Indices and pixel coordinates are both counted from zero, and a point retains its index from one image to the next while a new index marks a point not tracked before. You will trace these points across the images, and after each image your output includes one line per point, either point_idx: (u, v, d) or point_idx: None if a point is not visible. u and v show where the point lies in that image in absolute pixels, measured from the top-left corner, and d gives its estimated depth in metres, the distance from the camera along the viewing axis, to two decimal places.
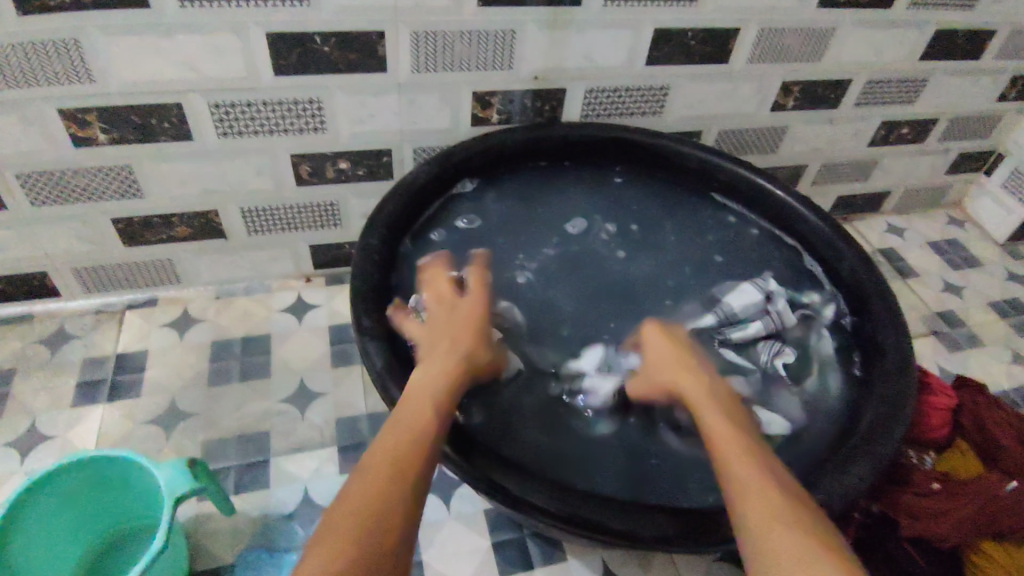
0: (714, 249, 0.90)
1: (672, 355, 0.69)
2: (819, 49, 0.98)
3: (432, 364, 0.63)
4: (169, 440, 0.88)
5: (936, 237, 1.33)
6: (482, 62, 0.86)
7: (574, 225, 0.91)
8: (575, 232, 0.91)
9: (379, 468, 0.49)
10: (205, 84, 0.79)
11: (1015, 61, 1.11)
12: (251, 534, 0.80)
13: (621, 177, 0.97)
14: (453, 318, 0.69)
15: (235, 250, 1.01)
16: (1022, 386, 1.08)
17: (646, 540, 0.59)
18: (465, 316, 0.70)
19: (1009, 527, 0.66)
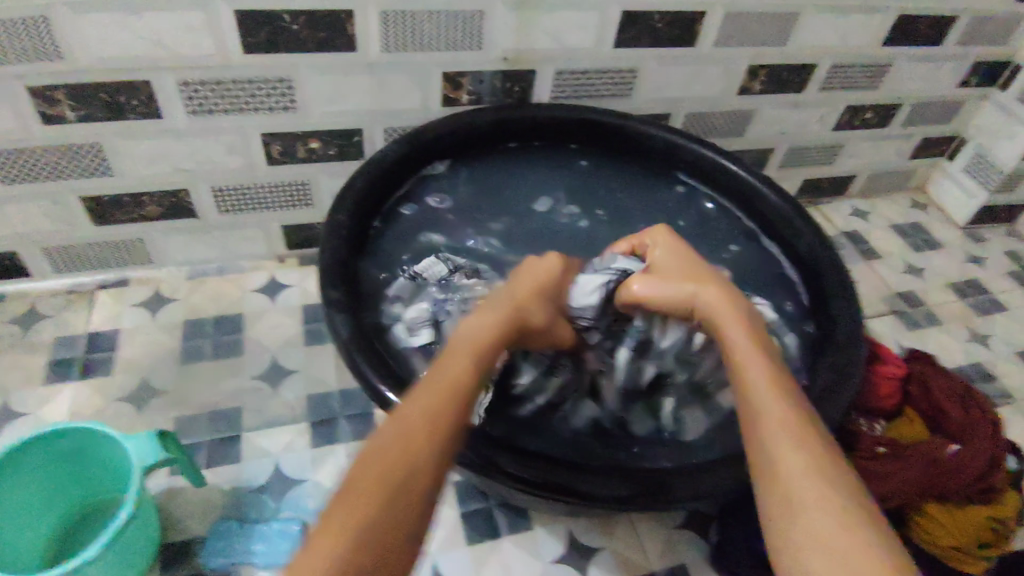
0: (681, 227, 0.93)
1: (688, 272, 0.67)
2: (784, 34, 1.00)
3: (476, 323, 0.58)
4: (141, 417, 0.89)
5: (899, 220, 1.37)
6: (451, 42, 0.87)
7: (538, 205, 0.94)
8: (540, 209, 0.94)
9: (414, 432, 0.45)
10: (174, 61, 0.79)
11: (976, 48, 1.14)
12: (222, 506, 0.81)
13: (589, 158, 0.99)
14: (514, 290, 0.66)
15: (206, 230, 1.01)
16: (976, 362, 1.12)
17: (601, 497, 0.61)
18: (530, 285, 0.67)
19: (951, 489, 0.70)
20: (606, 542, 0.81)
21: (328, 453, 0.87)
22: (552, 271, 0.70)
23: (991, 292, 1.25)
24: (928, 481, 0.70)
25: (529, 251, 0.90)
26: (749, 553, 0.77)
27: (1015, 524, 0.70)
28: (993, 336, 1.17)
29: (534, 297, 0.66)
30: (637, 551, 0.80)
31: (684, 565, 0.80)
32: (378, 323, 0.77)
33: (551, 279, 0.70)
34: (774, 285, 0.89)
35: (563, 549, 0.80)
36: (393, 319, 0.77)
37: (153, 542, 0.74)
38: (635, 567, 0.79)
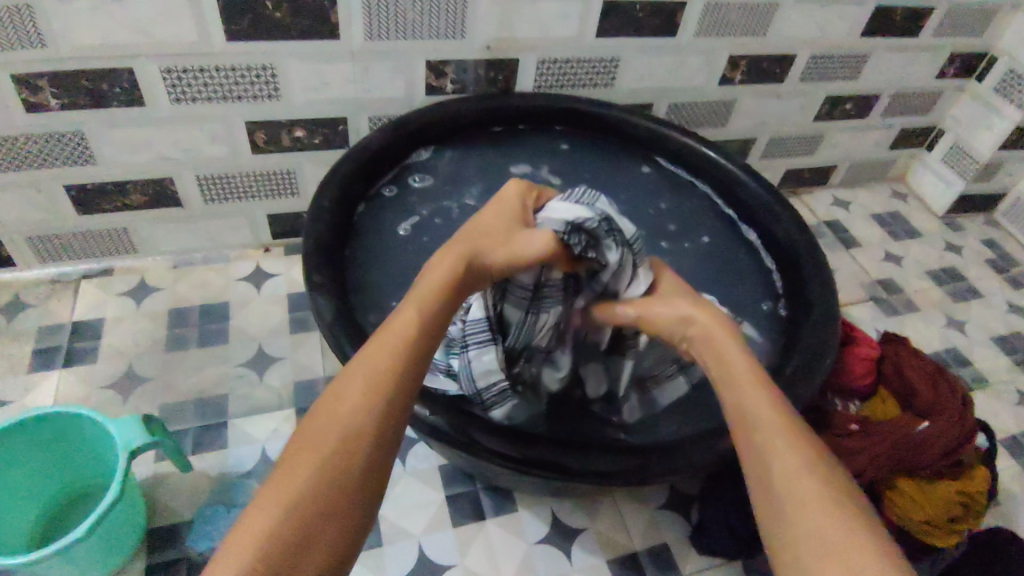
0: (662, 214, 0.94)
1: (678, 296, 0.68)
2: (764, 24, 1.01)
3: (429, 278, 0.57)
4: (126, 404, 0.89)
5: (879, 210, 1.39)
6: (434, 31, 0.87)
7: (518, 166, 0.96)
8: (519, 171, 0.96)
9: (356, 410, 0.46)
10: (157, 48, 0.80)
11: (952, 39, 1.16)
12: (209, 491, 0.81)
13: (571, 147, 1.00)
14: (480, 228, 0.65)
15: (192, 219, 1.01)
16: (952, 347, 1.14)
17: (575, 471, 0.62)
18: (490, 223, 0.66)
19: (922, 464, 0.72)
20: (589, 522, 0.82)
21: None
22: (510, 203, 0.69)
23: (968, 279, 1.27)
24: (899, 457, 0.72)
25: None
26: (728, 531, 0.78)
27: (985, 499, 0.72)
28: (969, 322, 1.19)
29: (493, 230, 0.65)
30: (619, 532, 0.82)
31: (666, 544, 0.81)
32: (362, 307, 0.77)
33: (509, 212, 0.68)
34: (755, 272, 0.90)
35: (547, 530, 0.81)
36: (377, 303, 0.78)
37: (139, 526, 0.75)
38: (617, 547, 0.81)
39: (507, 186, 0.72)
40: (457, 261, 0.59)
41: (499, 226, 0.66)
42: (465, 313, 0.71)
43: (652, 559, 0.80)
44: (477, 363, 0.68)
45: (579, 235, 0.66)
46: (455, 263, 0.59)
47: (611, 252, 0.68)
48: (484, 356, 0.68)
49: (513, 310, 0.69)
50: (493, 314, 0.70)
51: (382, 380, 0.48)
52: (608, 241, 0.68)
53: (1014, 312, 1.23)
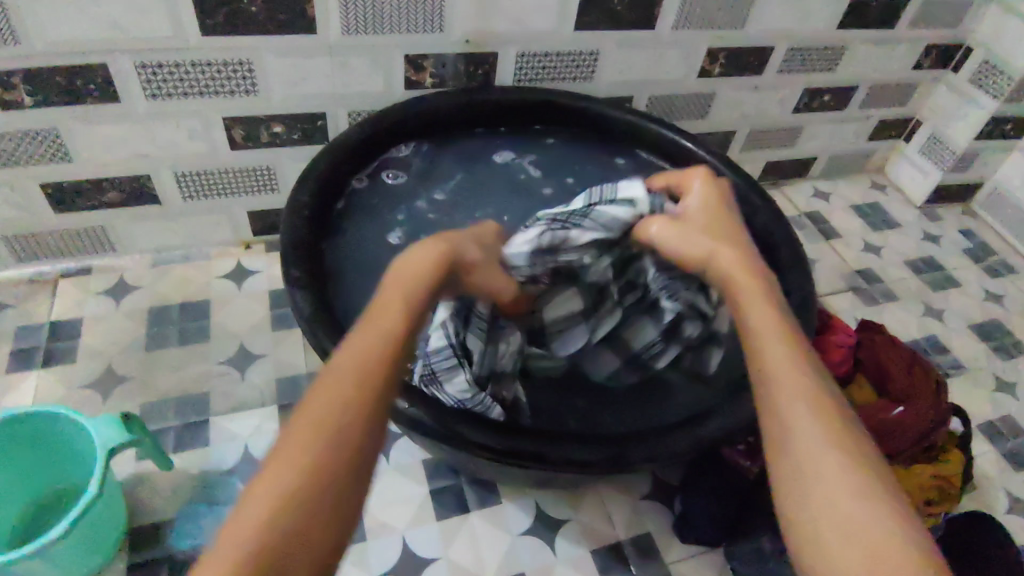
0: None
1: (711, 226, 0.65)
2: (741, 16, 1.02)
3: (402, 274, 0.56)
4: (106, 404, 0.88)
5: (859, 201, 1.41)
6: (412, 25, 0.87)
7: (500, 155, 0.97)
8: (501, 162, 0.96)
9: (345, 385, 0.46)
10: (132, 43, 0.79)
11: (927, 31, 1.18)
12: (191, 489, 0.81)
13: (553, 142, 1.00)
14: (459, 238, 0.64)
15: (171, 216, 1.00)
16: (931, 335, 1.16)
17: (558, 463, 0.62)
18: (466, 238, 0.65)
19: (898, 449, 0.72)
20: (572, 513, 0.83)
21: None
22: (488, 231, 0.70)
23: (946, 269, 1.29)
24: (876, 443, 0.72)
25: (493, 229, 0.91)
26: (711, 520, 0.79)
27: (960, 481, 0.73)
28: (947, 310, 1.21)
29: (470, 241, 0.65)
30: (602, 522, 0.82)
31: (649, 534, 0.82)
32: (342, 302, 0.77)
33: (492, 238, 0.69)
34: None
35: (531, 522, 0.81)
36: (357, 298, 0.78)
37: (119, 525, 0.74)
38: (602, 537, 0.81)
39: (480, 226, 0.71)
40: (435, 255, 0.59)
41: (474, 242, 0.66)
42: (424, 345, 0.67)
43: (635, 549, 0.81)
44: (450, 387, 0.66)
45: (544, 255, 0.72)
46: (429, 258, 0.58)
47: (577, 235, 0.72)
48: (456, 377, 0.66)
49: (473, 343, 0.68)
50: (457, 342, 0.67)
51: (366, 367, 0.47)
52: (570, 237, 0.72)
53: (990, 301, 1.24)
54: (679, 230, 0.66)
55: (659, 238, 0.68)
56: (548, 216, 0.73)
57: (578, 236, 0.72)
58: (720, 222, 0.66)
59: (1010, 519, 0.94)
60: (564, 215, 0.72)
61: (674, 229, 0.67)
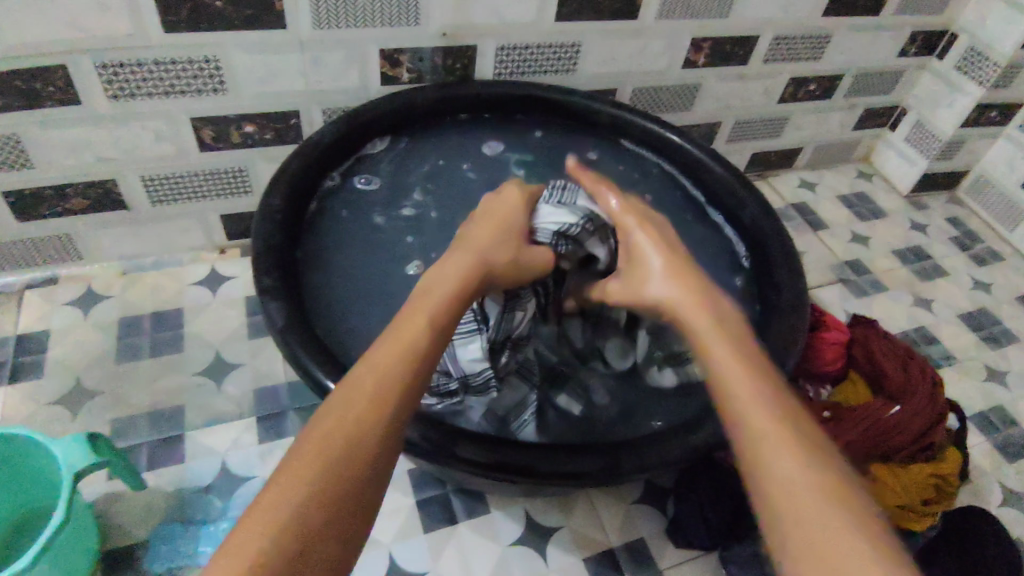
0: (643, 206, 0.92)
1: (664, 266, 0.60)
2: (725, 5, 1.00)
3: (438, 282, 0.55)
4: (75, 420, 0.84)
5: (845, 191, 1.39)
6: (387, 18, 0.84)
7: (490, 147, 0.94)
8: (491, 153, 0.94)
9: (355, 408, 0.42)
10: (90, 42, 0.75)
11: (911, 18, 1.16)
12: (166, 509, 0.78)
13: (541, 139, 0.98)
14: (500, 222, 0.67)
15: (140, 222, 0.96)
16: (920, 325, 1.15)
17: (546, 474, 0.60)
18: (502, 220, 0.67)
19: (895, 449, 0.69)
20: (563, 520, 0.80)
21: (276, 448, 0.84)
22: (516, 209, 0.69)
23: (934, 258, 1.28)
24: (872, 443, 0.69)
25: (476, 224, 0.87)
26: (703, 523, 0.77)
27: (957, 479, 0.70)
28: (935, 299, 1.20)
29: (496, 233, 0.65)
30: (594, 529, 0.80)
31: (641, 539, 0.80)
32: (320, 310, 0.74)
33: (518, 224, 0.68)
34: (726, 250, 0.88)
35: (520, 530, 0.79)
36: (335, 305, 0.75)
37: (91, 552, 0.71)
38: (593, 544, 0.79)
39: (500, 196, 0.71)
40: (469, 266, 0.58)
41: (503, 231, 0.65)
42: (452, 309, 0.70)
43: (629, 555, 0.79)
44: (463, 351, 0.67)
45: (563, 241, 0.71)
46: (464, 265, 0.58)
47: (592, 246, 0.72)
48: (472, 343, 0.67)
49: (489, 306, 0.69)
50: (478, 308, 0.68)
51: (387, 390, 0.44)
52: (589, 243, 0.72)
53: (978, 289, 1.24)
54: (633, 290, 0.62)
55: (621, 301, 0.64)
56: (585, 209, 0.73)
57: (598, 250, 0.72)
58: (669, 264, 0.60)
59: (1003, 511, 0.93)
60: (602, 222, 0.73)
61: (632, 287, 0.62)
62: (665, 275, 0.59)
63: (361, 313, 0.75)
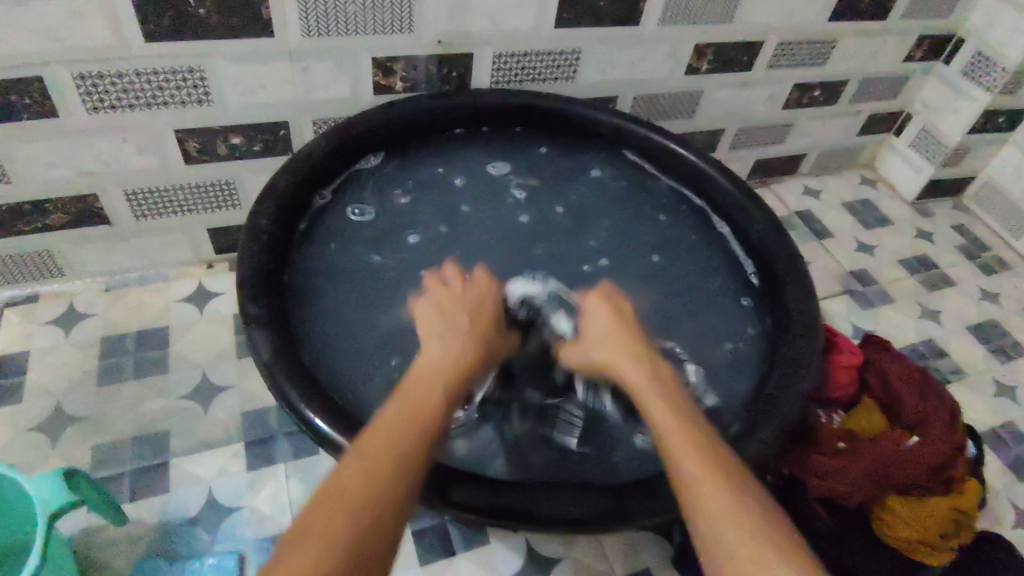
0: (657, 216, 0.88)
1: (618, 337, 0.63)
2: (729, 10, 0.96)
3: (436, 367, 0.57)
4: (55, 447, 0.81)
5: (850, 198, 1.36)
6: (378, 25, 0.80)
7: (495, 167, 0.90)
8: (497, 173, 0.90)
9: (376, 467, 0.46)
10: (67, 54, 0.71)
11: (919, 22, 1.13)
12: (150, 542, 0.74)
13: (546, 147, 0.94)
14: (481, 302, 0.67)
15: (123, 237, 0.93)
16: (929, 338, 1.12)
17: (550, 522, 0.57)
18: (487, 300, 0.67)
19: (912, 483, 0.66)
20: (566, 550, 0.77)
21: (265, 476, 0.80)
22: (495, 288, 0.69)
23: (940, 267, 1.25)
24: (890, 477, 0.66)
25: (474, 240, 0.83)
26: None
27: (976, 512, 0.68)
28: (943, 311, 1.17)
29: (476, 313, 0.65)
30: (598, 559, 0.77)
31: (646, 569, 0.77)
32: (309, 336, 0.71)
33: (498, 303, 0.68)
34: (735, 266, 0.84)
35: (521, 561, 0.76)
36: (325, 330, 0.72)
37: None
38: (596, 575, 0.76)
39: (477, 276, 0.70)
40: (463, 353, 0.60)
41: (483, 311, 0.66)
42: None
43: None
44: None
45: (524, 309, 0.73)
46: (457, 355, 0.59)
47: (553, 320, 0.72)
48: None
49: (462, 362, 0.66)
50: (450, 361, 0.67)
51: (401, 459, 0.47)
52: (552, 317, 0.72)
53: (986, 300, 1.21)
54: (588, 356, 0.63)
55: (574, 365, 0.65)
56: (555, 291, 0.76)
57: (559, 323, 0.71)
58: (619, 336, 0.63)
59: (1015, 532, 0.91)
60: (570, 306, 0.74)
61: (587, 353, 0.63)
62: (619, 348, 0.61)
63: (352, 337, 0.72)
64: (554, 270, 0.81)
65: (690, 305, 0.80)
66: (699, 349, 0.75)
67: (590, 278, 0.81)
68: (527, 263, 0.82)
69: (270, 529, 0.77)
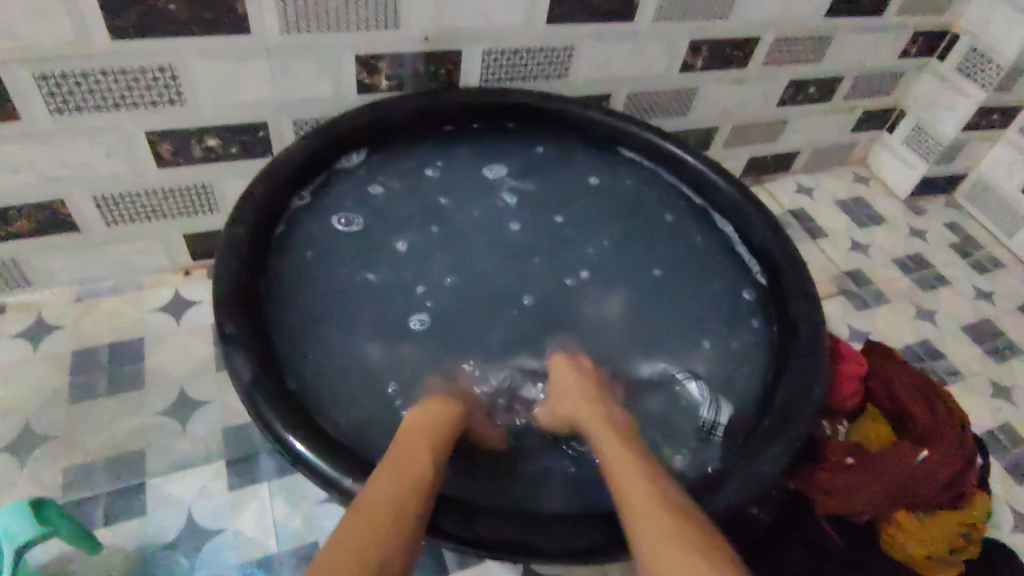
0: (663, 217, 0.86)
1: (588, 392, 0.64)
2: (726, 6, 0.93)
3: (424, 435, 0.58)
4: (23, 470, 0.76)
5: (843, 196, 1.34)
6: (362, 21, 0.76)
7: (491, 171, 0.87)
8: (493, 178, 0.86)
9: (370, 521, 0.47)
10: (26, 52, 0.66)
11: (914, 18, 1.11)
12: (126, 569, 0.70)
13: (542, 147, 0.90)
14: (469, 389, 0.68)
15: (93, 245, 0.88)
16: (925, 339, 1.11)
17: (550, 553, 0.54)
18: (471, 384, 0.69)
19: (922, 498, 0.64)
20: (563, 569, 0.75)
21: (247, 496, 0.77)
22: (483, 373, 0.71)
23: (934, 266, 1.24)
24: (899, 493, 0.64)
25: (465, 247, 0.80)
26: None
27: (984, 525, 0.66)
28: (938, 311, 1.16)
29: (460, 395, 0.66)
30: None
31: None
32: (293, 352, 0.67)
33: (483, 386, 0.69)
34: (734, 271, 0.82)
35: None
36: (308, 345, 0.68)
37: None
38: None
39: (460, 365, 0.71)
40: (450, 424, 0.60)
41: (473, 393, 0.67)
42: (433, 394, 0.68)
43: None
44: None
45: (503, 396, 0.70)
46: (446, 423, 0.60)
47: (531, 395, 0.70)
48: None
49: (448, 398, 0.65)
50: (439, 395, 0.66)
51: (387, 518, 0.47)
52: (523, 390, 0.71)
53: (981, 299, 1.20)
54: (554, 411, 0.65)
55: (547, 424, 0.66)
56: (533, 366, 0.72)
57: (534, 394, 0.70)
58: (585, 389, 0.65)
59: (1016, 538, 0.89)
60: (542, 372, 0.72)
61: (552, 409, 0.65)
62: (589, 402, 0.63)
63: (336, 353, 0.68)
64: (547, 279, 0.78)
65: (689, 312, 0.77)
66: (699, 362, 0.73)
67: (585, 288, 0.78)
68: (518, 271, 0.79)
69: (254, 552, 0.73)
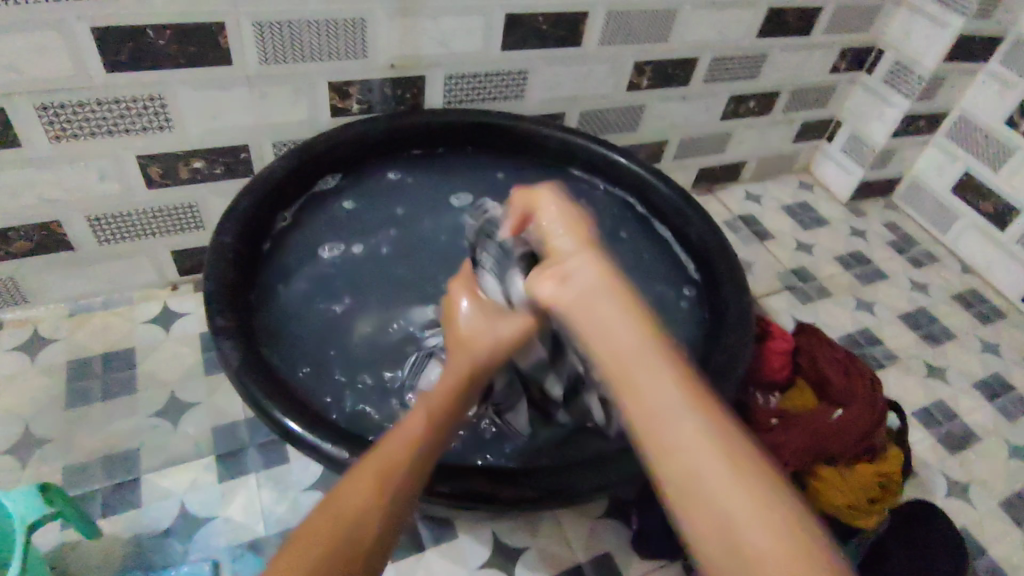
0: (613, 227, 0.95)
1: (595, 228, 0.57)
2: (664, 30, 1.04)
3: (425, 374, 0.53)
4: (24, 469, 0.82)
5: (789, 201, 1.45)
6: (335, 51, 0.85)
7: (458, 199, 0.94)
8: (460, 205, 0.94)
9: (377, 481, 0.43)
10: (30, 84, 0.73)
11: (840, 36, 1.23)
12: (124, 556, 0.76)
13: (503, 173, 0.98)
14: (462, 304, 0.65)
15: (86, 262, 0.94)
16: (864, 328, 1.20)
17: (508, 501, 0.62)
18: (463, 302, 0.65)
19: (840, 451, 0.73)
20: (531, 540, 0.82)
21: (236, 485, 0.83)
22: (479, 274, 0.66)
23: (873, 262, 1.34)
24: (818, 446, 0.73)
25: (431, 254, 0.88)
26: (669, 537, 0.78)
27: (901, 476, 0.74)
28: (877, 302, 1.25)
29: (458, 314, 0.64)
30: (562, 546, 0.82)
31: (607, 554, 0.82)
32: (275, 348, 0.74)
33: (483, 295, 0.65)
34: (673, 268, 0.91)
35: (488, 553, 0.80)
36: (290, 341, 0.75)
37: None
38: (559, 561, 0.80)
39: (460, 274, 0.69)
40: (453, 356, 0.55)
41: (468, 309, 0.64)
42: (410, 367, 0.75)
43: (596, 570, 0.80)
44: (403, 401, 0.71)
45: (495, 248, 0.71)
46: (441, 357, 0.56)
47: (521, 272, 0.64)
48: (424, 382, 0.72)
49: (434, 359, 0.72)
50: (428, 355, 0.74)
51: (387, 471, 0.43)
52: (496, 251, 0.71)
53: (916, 290, 1.30)
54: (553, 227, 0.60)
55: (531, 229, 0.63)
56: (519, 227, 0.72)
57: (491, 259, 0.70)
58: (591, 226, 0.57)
59: (948, 502, 0.98)
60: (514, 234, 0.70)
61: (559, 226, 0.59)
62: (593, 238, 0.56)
63: (316, 348, 0.76)
64: None
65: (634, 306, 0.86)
66: None
67: None
68: None
69: (243, 536, 0.79)
